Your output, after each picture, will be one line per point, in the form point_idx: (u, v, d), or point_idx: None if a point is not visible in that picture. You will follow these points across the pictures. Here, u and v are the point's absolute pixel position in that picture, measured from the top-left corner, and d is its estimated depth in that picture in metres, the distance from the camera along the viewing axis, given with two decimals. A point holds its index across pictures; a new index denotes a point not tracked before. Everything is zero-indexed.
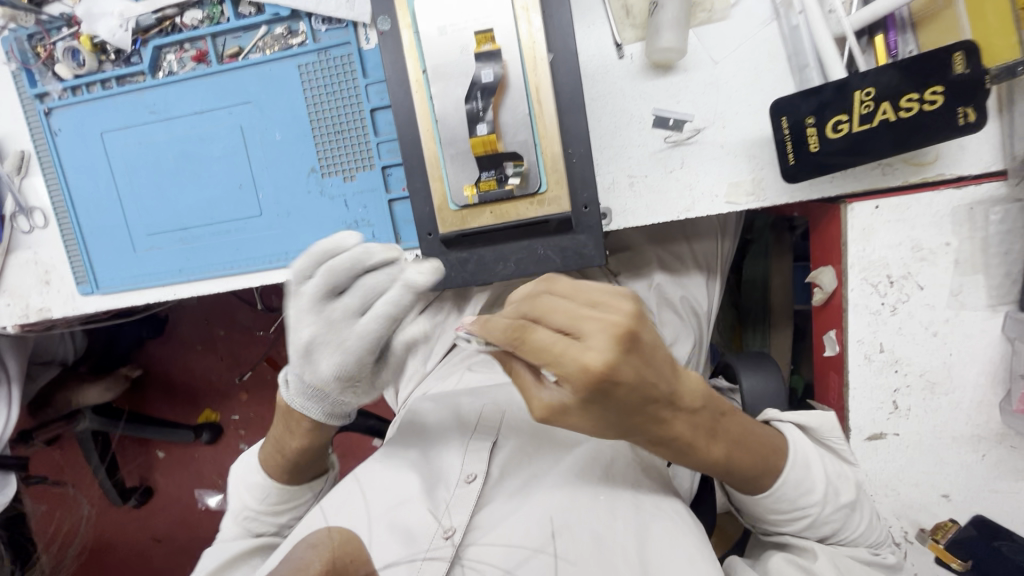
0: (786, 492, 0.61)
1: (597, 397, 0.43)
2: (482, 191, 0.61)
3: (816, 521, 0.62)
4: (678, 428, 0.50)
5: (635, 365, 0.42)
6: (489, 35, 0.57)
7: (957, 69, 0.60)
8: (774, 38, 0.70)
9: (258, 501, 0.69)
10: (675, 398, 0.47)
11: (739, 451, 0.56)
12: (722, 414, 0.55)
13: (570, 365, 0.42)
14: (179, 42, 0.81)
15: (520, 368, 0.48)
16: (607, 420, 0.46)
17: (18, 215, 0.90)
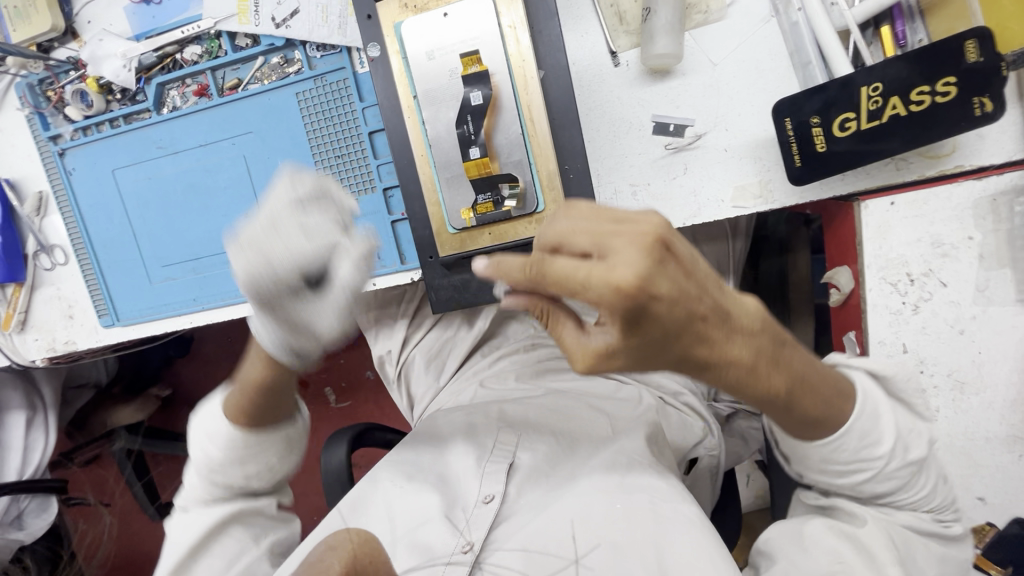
0: (847, 441, 0.54)
1: (636, 323, 0.35)
2: (479, 214, 0.60)
3: (878, 480, 0.56)
4: (741, 354, 0.41)
5: (673, 280, 0.35)
6: (476, 57, 0.56)
7: (971, 58, 0.57)
8: (774, 35, 0.67)
9: (225, 447, 0.61)
10: (726, 315, 0.39)
11: (801, 390, 0.49)
12: (785, 342, 0.47)
13: (597, 289, 0.34)
14: (181, 78, 0.82)
15: (560, 319, 0.46)
16: (654, 354, 0.39)
17: (39, 253, 0.94)
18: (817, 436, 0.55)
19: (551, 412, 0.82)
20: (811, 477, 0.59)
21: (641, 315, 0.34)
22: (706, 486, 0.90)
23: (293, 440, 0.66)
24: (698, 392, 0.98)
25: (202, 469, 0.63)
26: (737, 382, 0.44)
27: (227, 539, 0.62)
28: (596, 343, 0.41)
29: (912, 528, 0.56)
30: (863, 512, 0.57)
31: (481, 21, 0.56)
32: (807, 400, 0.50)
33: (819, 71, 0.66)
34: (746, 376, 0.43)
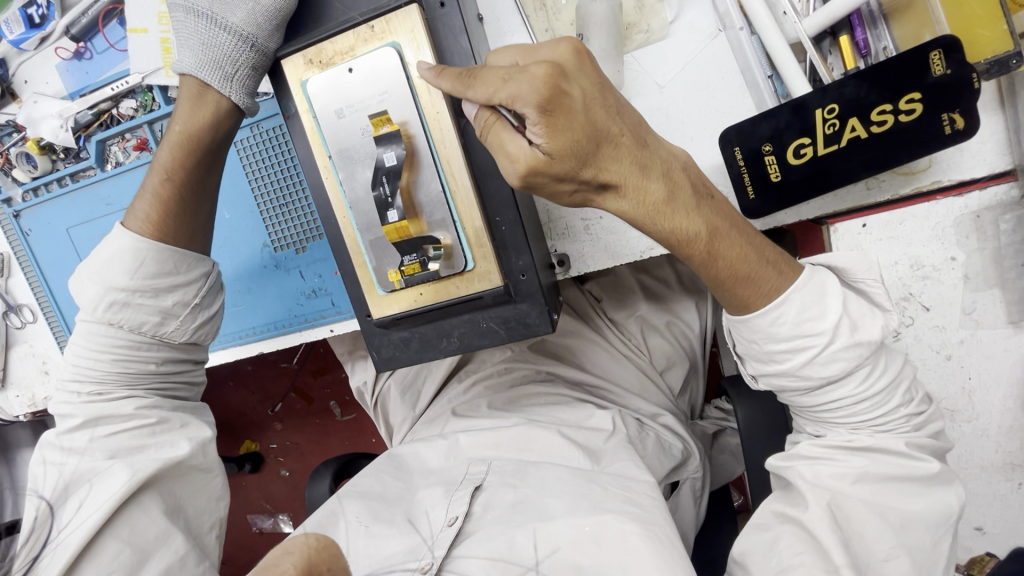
0: (792, 307, 0.48)
1: (554, 117, 0.41)
2: (406, 276, 0.56)
3: (820, 363, 0.49)
4: (656, 187, 0.45)
5: (582, 82, 0.43)
6: (386, 117, 0.52)
7: (937, 70, 0.52)
8: (724, 51, 0.61)
9: (131, 278, 0.63)
10: (642, 145, 0.45)
11: (738, 237, 0.48)
12: (711, 197, 0.48)
13: (519, 83, 0.41)
14: (120, 133, 0.80)
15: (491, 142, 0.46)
16: (571, 146, 0.42)
17: (9, 313, 0.95)
18: (756, 306, 0.49)
19: (521, 447, 0.78)
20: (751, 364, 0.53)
21: (552, 100, 0.41)
22: (688, 510, 0.84)
23: (208, 303, 0.69)
24: (679, 414, 0.93)
25: (108, 296, 0.64)
26: (649, 216, 0.46)
27: (142, 517, 0.58)
28: (524, 151, 0.43)
29: (874, 475, 0.48)
30: (818, 472, 0.50)
31: (388, 74, 0.52)
32: (730, 256, 0.47)
33: (773, 92, 0.59)
34: (656, 212, 0.46)
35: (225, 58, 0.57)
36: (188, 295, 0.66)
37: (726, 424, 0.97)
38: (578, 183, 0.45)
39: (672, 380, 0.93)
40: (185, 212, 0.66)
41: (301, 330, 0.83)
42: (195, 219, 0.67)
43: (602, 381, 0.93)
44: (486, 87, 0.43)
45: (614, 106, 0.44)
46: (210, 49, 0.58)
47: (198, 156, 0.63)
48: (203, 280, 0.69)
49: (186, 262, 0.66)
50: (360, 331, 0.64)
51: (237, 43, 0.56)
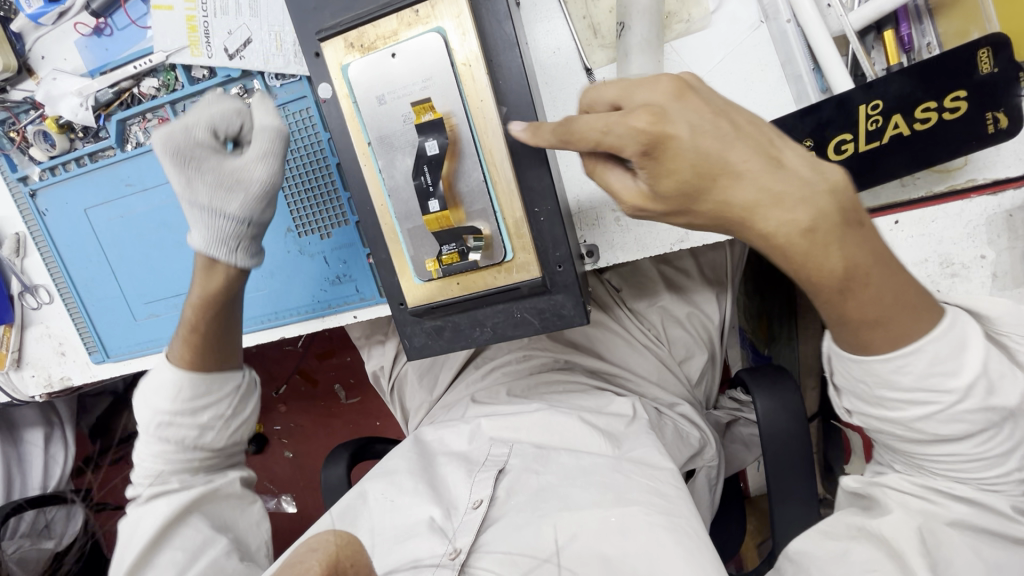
0: (920, 361, 0.43)
1: (654, 160, 0.41)
2: (445, 266, 0.56)
3: (941, 420, 0.45)
4: (793, 217, 0.39)
5: (687, 117, 0.40)
6: (429, 104, 0.52)
7: (984, 69, 0.52)
8: (765, 43, 0.61)
9: (172, 402, 0.65)
10: (762, 168, 0.39)
11: (874, 276, 0.41)
12: (860, 225, 0.40)
13: (617, 131, 0.41)
14: (141, 113, 0.79)
15: (605, 169, 0.47)
16: (679, 183, 0.42)
17: (25, 293, 0.94)
18: (875, 351, 0.44)
19: (544, 430, 0.79)
20: (853, 400, 0.50)
21: (658, 145, 0.40)
22: (704, 496, 0.85)
23: (241, 409, 0.70)
24: (695, 403, 0.94)
25: (155, 420, 0.65)
26: (782, 249, 0.41)
27: (189, 530, 0.61)
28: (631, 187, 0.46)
29: (971, 526, 0.46)
30: (906, 498, 0.49)
31: (432, 60, 0.51)
32: (867, 302, 0.42)
33: (814, 86, 0.59)
34: (788, 243, 0.40)
35: (227, 236, 0.63)
36: (221, 409, 0.67)
37: (740, 414, 0.98)
38: (696, 215, 0.44)
39: (690, 371, 0.94)
40: (223, 339, 0.67)
41: (324, 316, 0.83)
42: (225, 350, 0.68)
43: (619, 368, 0.94)
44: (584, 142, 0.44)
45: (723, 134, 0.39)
46: (213, 230, 0.63)
47: (220, 310, 0.65)
48: (235, 390, 0.69)
49: (219, 379, 0.67)
50: (392, 319, 0.63)
51: (236, 225, 0.63)
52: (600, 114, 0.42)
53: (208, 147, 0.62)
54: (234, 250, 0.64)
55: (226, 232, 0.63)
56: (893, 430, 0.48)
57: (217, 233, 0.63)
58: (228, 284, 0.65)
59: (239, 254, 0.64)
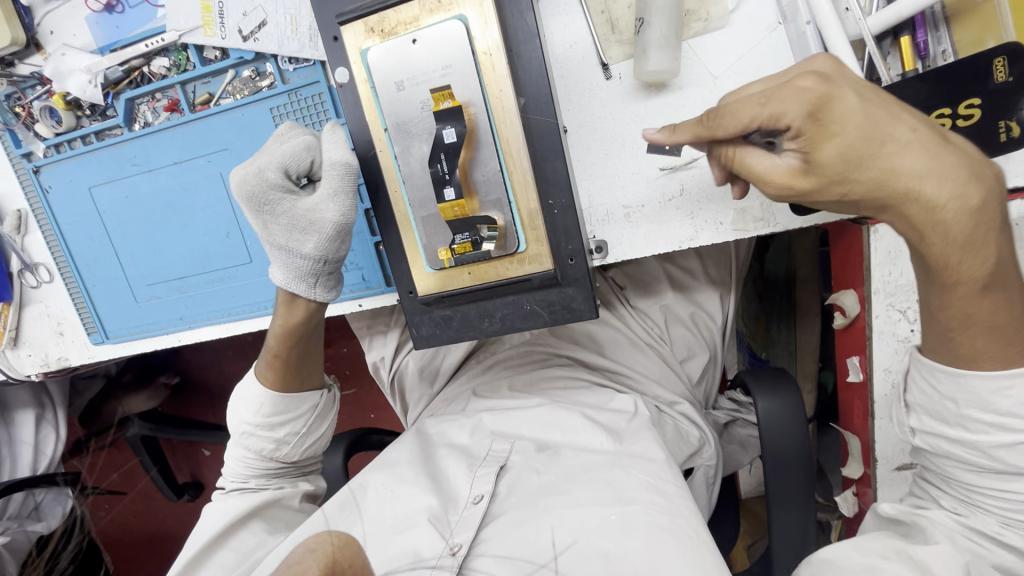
0: (1021, 387, 0.45)
1: (823, 123, 0.39)
2: (457, 255, 0.56)
3: (1023, 451, 0.46)
4: (938, 201, 0.41)
5: (852, 87, 0.40)
6: (448, 92, 0.52)
7: (999, 77, 0.52)
8: (782, 45, 0.61)
9: (255, 415, 0.74)
10: (925, 145, 0.40)
11: (993, 287, 0.44)
12: (996, 232, 0.43)
13: (791, 93, 0.39)
14: (150, 93, 0.79)
15: (747, 155, 0.44)
16: (846, 154, 0.39)
17: (24, 271, 0.93)
18: (974, 363, 0.47)
19: (544, 424, 0.79)
20: (925, 415, 0.52)
21: (824, 106, 0.38)
22: (702, 494, 0.86)
23: (315, 427, 0.77)
24: (695, 403, 0.94)
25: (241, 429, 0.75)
26: (943, 222, 0.42)
27: (245, 533, 0.69)
28: (781, 166, 0.42)
29: (1006, 570, 0.47)
30: (952, 532, 0.49)
31: (453, 47, 0.51)
32: (982, 308, 0.45)
33: None
34: (928, 239, 0.43)
35: (307, 275, 0.62)
36: (297, 427, 0.75)
37: (739, 416, 0.97)
38: (852, 185, 0.41)
39: (691, 369, 0.95)
40: (304, 364, 0.74)
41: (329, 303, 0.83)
42: (305, 370, 0.75)
43: (622, 366, 0.94)
44: (738, 116, 0.41)
45: (881, 103, 0.40)
46: (292, 269, 0.62)
47: (300, 340, 0.70)
48: (312, 409, 0.77)
49: (297, 399, 0.75)
50: (400, 308, 0.63)
51: (315, 262, 0.61)
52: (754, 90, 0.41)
53: (275, 183, 0.58)
54: (314, 283, 0.63)
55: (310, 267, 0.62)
56: (960, 453, 0.49)
57: (302, 271, 0.62)
58: (306, 318, 0.68)
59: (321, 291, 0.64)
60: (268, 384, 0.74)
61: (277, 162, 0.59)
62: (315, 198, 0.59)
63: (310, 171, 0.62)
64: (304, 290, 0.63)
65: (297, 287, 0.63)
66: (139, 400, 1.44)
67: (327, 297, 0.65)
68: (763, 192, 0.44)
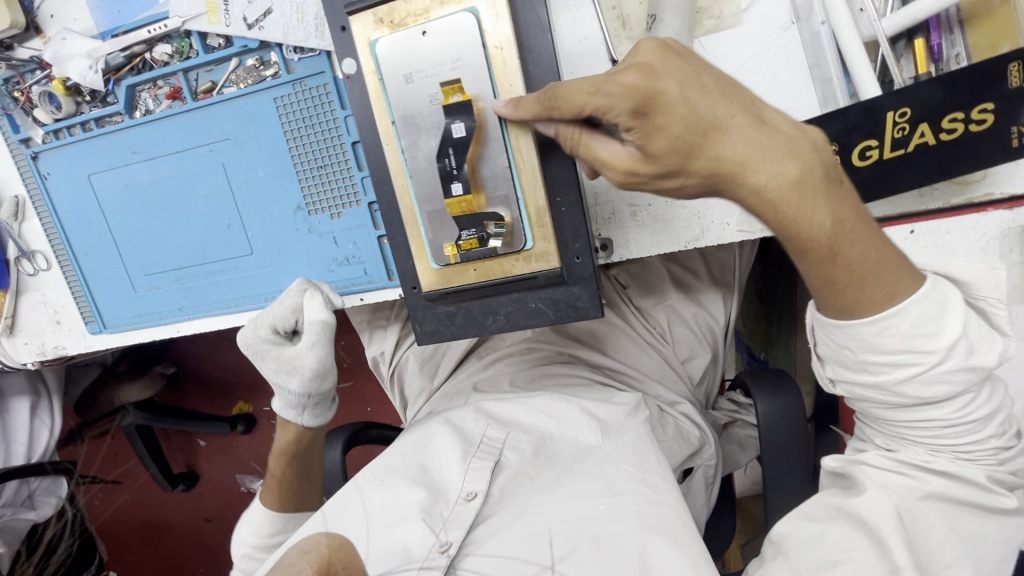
0: (903, 323, 0.44)
1: (649, 115, 0.39)
2: (463, 251, 0.56)
3: (922, 381, 0.46)
4: (781, 170, 0.40)
5: (676, 75, 0.40)
6: (458, 86, 0.51)
7: (1013, 82, 0.52)
8: (795, 44, 0.60)
9: (257, 536, 0.76)
10: (737, 122, 0.40)
11: (851, 244, 0.43)
12: (839, 183, 0.43)
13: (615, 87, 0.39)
14: (152, 80, 0.77)
15: (593, 145, 0.45)
16: (667, 145, 0.40)
17: (21, 258, 0.92)
18: (855, 316, 0.46)
19: (540, 412, 0.78)
20: (836, 368, 0.50)
21: (650, 102, 0.39)
22: (700, 495, 0.86)
23: None
24: (695, 403, 0.94)
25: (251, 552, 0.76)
26: (772, 202, 0.41)
27: None
28: (622, 156, 0.43)
29: (948, 497, 0.47)
30: (885, 478, 0.49)
31: (463, 40, 0.50)
32: (855, 257, 0.43)
33: (842, 90, 0.59)
34: (784, 201, 0.41)
35: (299, 405, 0.74)
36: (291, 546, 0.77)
37: (738, 416, 0.98)
38: (688, 176, 0.42)
39: (692, 370, 0.95)
40: (305, 486, 0.80)
41: None
42: (306, 495, 0.80)
43: (623, 365, 0.94)
44: (573, 104, 0.43)
45: (712, 90, 0.40)
46: (283, 392, 0.73)
47: (301, 466, 0.79)
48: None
49: (295, 518, 0.78)
50: (403, 303, 0.62)
51: (302, 396, 0.72)
52: (588, 76, 0.42)
53: (269, 340, 0.70)
54: (300, 410, 0.74)
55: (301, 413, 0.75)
56: (880, 396, 0.49)
57: (292, 408, 0.75)
58: (298, 438, 0.78)
59: (308, 411, 0.75)
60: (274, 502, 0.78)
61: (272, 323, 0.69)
62: (297, 349, 0.69)
63: (295, 326, 0.71)
64: (295, 415, 0.74)
65: (286, 404, 0.75)
66: (133, 390, 1.43)
67: (319, 419, 0.76)
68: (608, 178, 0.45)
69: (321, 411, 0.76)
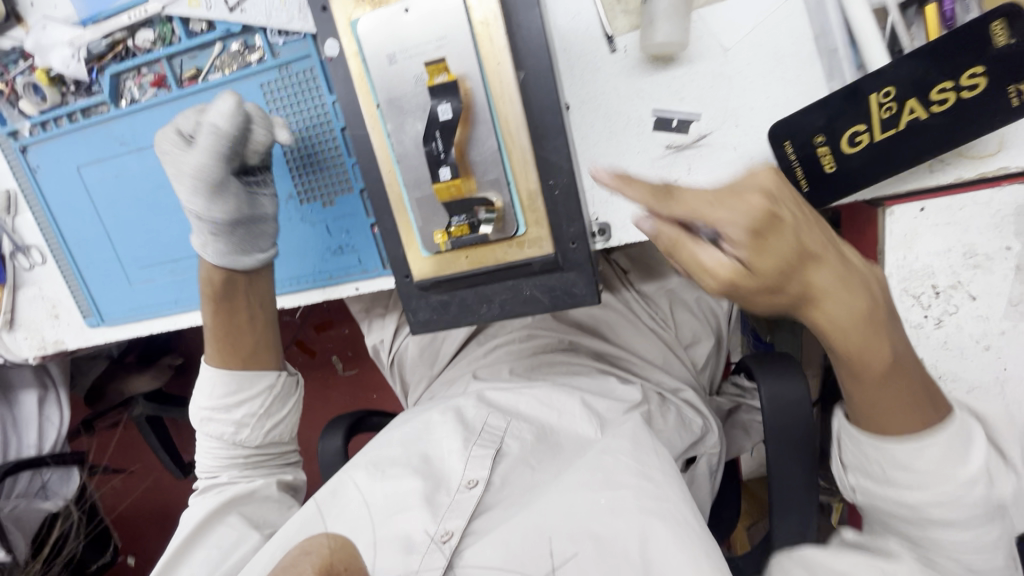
0: (935, 450, 0.45)
1: (761, 230, 0.39)
2: (453, 238, 0.54)
3: (941, 505, 0.44)
4: (837, 310, 0.41)
5: (792, 206, 0.41)
6: (444, 65, 0.49)
7: (999, 41, 0.50)
8: (797, 14, 0.57)
9: (211, 399, 0.72)
10: (843, 259, 0.42)
11: (886, 382, 0.45)
12: (892, 319, 0.44)
13: (746, 203, 0.40)
14: (136, 67, 0.76)
15: (684, 248, 0.43)
16: (854, 286, 0.42)
17: (17, 253, 0.91)
18: (886, 432, 0.47)
19: (541, 403, 0.75)
20: (858, 476, 0.50)
21: (764, 221, 0.39)
22: (705, 485, 0.82)
23: (274, 408, 0.74)
24: (700, 390, 0.92)
25: (211, 445, 0.73)
26: (833, 334, 0.43)
27: (223, 528, 0.66)
28: (725, 264, 0.41)
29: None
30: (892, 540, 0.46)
31: (447, 17, 0.48)
32: (889, 390, 0.45)
33: (849, 62, 0.57)
34: (849, 344, 0.43)
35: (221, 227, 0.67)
36: (253, 407, 0.72)
37: (743, 401, 0.94)
38: (780, 299, 0.42)
39: (696, 355, 0.93)
40: (240, 339, 0.73)
41: (324, 287, 0.80)
42: (256, 350, 0.74)
43: (626, 352, 0.92)
44: (692, 207, 0.41)
45: (813, 223, 0.42)
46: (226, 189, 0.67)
47: (227, 307, 0.72)
48: (268, 389, 0.73)
49: (251, 377, 0.72)
50: (397, 293, 0.61)
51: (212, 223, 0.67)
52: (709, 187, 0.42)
53: (175, 143, 0.66)
54: (223, 224, 0.67)
55: (226, 241, 0.68)
56: (901, 527, 0.47)
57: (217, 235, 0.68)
58: (220, 281, 0.71)
59: (218, 241, 0.68)
60: (220, 364, 0.73)
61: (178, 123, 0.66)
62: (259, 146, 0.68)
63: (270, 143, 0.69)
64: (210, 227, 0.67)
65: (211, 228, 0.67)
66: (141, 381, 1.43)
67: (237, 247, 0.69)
68: (703, 284, 0.43)
69: (237, 248, 0.70)
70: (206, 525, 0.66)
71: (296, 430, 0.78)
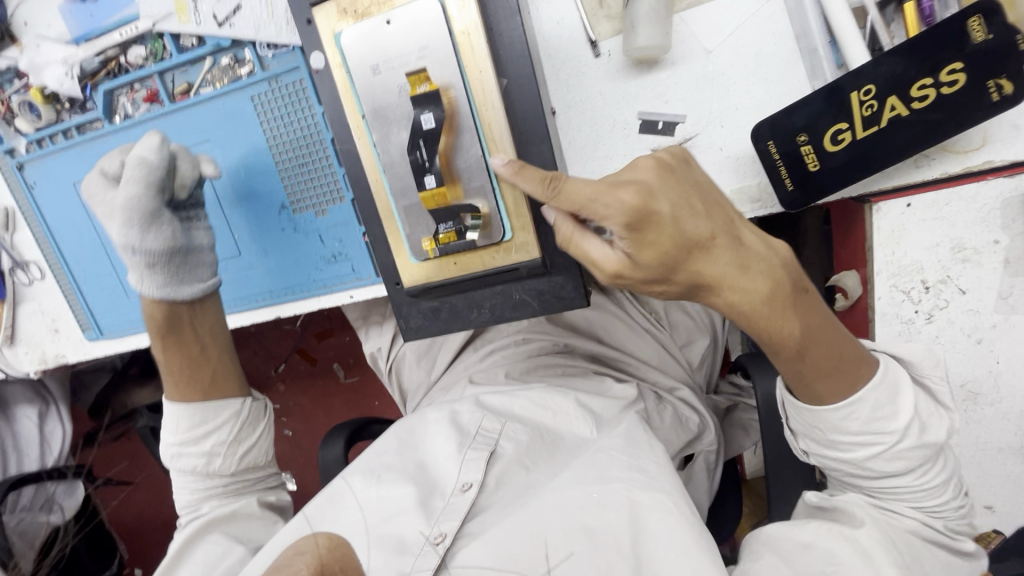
0: (864, 410, 0.48)
1: (639, 228, 0.42)
2: (441, 245, 0.55)
3: (885, 458, 0.50)
4: (750, 286, 0.44)
5: (671, 197, 0.43)
6: (424, 75, 0.49)
7: (977, 37, 0.50)
8: (777, 14, 0.58)
9: (178, 434, 0.68)
10: (731, 237, 0.44)
11: (821, 350, 0.47)
12: (805, 292, 0.47)
13: (619, 200, 0.41)
14: (129, 83, 0.77)
15: (588, 245, 0.46)
16: (746, 268, 0.44)
17: (16, 269, 0.92)
18: (824, 400, 0.49)
19: (536, 405, 0.74)
20: (808, 443, 0.53)
21: (643, 218, 0.42)
22: (702, 482, 0.82)
23: (244, 435, 0.71)
24: (695, 388, 0.92)
25: (185, 481, 0.70)
26: (747, 314, 0.45)
27: (208, 544, 0.64)
28: (611, 258, 0.45)
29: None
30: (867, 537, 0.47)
31: (429, 27, 0.49)
32: (823, 357, 0.47)
33: (829, 60, 0.57)
34: (765, 316, 0.46)
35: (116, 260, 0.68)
36: (222, 436, 0.68)
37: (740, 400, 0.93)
38: (669, 285, 0.45)
39: (691, 355, 0.93)
40: (198, 370, 0.70)
41: (319, 296, 0.81)
42: (213, 381, 0.71)
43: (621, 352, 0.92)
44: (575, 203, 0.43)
45: (693, 211, 0.43)
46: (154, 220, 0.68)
47: (177, 337, 0.70)
48: (233, 417, 0.70)
49: (213, 408, 0.69)
50: (388, 300, 0.62)
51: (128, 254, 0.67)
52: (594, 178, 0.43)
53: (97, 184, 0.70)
54: None
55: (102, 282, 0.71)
56: (852, 478, 0.53)
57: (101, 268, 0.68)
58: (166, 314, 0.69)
59: None
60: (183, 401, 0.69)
61: (143, 154, 0.67)
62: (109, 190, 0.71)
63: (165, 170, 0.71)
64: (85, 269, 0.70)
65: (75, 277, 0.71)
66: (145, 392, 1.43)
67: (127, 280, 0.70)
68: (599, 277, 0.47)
69: None
70: (189, 543, 0.64)
71: (270, 453, 0.74)
